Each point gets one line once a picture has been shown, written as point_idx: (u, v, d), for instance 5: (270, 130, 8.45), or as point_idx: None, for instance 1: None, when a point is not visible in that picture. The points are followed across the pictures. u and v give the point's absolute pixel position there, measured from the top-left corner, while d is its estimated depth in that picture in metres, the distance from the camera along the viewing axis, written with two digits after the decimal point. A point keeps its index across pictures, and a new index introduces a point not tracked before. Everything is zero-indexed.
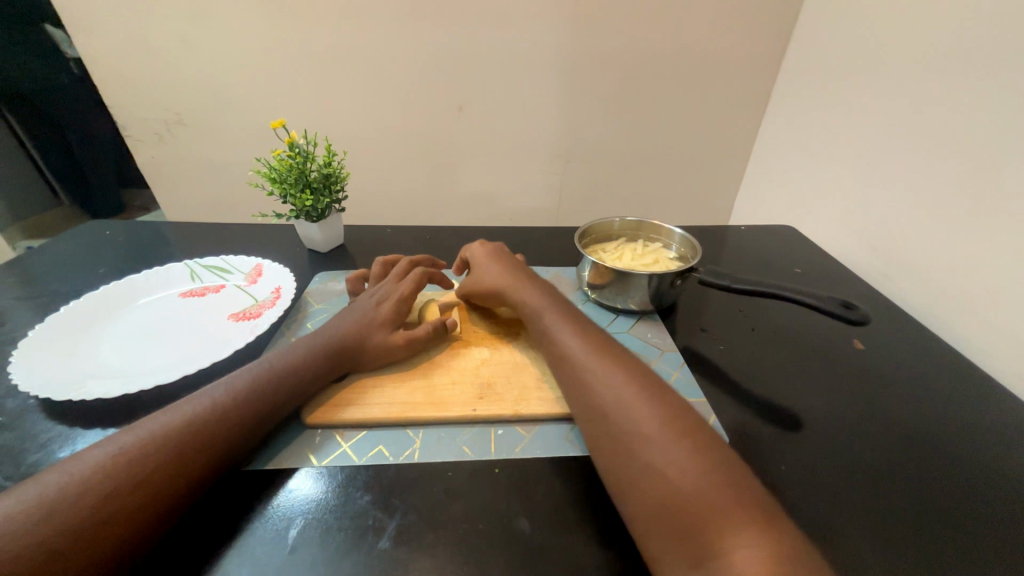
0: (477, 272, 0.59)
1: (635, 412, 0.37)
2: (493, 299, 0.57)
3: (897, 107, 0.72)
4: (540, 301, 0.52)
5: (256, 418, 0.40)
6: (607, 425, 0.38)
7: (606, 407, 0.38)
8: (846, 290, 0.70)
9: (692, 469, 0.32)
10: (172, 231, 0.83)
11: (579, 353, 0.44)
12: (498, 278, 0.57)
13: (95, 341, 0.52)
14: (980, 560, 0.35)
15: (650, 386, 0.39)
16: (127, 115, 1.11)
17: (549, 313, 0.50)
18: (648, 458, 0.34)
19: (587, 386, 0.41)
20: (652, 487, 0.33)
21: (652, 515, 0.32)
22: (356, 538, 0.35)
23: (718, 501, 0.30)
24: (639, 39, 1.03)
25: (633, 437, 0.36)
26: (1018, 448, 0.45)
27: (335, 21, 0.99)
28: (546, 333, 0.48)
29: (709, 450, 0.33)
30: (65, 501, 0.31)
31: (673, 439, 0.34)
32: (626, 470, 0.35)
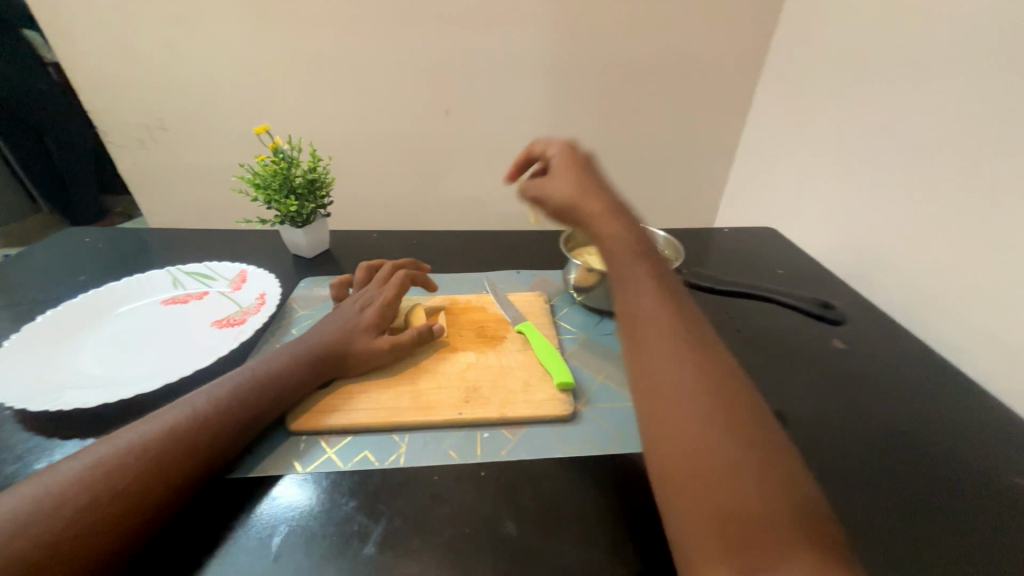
0: (551, 181, 0.52)
1: (709, 405, 0.33)
2: (563, 217, 0.51)
3: (875, 112, 0.74)
4: (620, 246, 0.46)
5: (238, 426, 0.39)
6: (673, 407, 0.34)
7: (677, 389, 0.35)
8: (828, 291, 0.72)
9: (759, 481, 0.29)
10: (154, 237, 0.82)
11: (653, 321, 0.39)
12: (572, 195, 0.49)
13: (73, 350, 0.51)
14: (954, 552, 0.36)
15: (732, 380, 0.35)
16: (107, 120, 1.10)
17: (626, 262, 0.44)
18: (713, 456, 0.31)
19: (652, 359, 0.37)
20: (708, 488, 0.30)
21: (698, 510, 0.30)
22: (341, 544, 0.35)
23: (781, 519, 0.28)
24: (625, 45, 1.04)
25: (699, 430, 0.32)
26: (990, 443, 0.46)
27: (322, 26, 0.99)
28: (622, 291, 0.43)
29: (781, 466, 0.30)
30: (42, 512, 0.30)
31: (746, 445, 0.31)
32: (682, 458, 0.32)
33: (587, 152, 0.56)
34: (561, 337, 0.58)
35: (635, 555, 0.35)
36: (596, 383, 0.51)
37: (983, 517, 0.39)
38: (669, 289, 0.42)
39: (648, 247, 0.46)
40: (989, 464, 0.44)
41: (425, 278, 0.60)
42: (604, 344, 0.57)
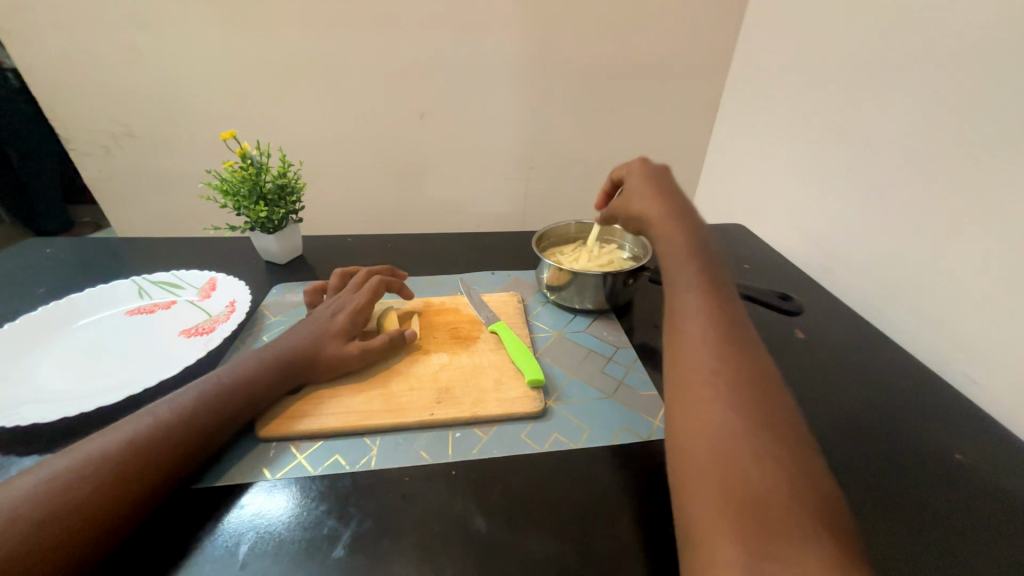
0: (627, 195, 0.56)
1: (740, 397, 0.33)
2: (636, 226, 0.56)
3: (835, 111, 0.77)
4: (678, 249, 0.47)
5: (202, 435, 0.39)
6: (704, 398, 0.34)
7: (712, 382, 0.35)
8: (791, 285, 0.74)
9: (784, 476, 0.29)
10: (119, 246, 0.80)
11: (696, 314, 0.40)
12: (644, 205, 0.53)
13: (32, 364, 0.50)
14: (908, 530, 0.38)
15: (770, 383, 0.35)
16: (68, 126, 1.07)
17: (680, 261, 0.46)
18: (740, 447, 0.31)
19: (690, 348, 0.38)
20: (730, 478, 0.30)
21: (716, 492, 0.30)
22: (311, 548, 0.35)
23: (801, 515, 0.27)
24: (597, 47, 1.06)
25: (727, 423, 0.32)
26: (939, 427, 0.49)
27: (293, 31, 0.98)
28: (672, 290, 0.44)
29: (810, 468, 0.30)
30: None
31: (775, 442, 0.31)
32: (707, 447, 0.32)
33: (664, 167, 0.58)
34: (534, 336, 0.59)
35: (602, 547, 0.35)
36: (568, 380, 0.52)
37: (923, 497, 0.41)
38: (720, 291, 0.42)
39: (704, 251, 0.47)
40: (936, 446, 0.47)
41: (399, 282, 0.60)
42: (576, 342, 0.58)
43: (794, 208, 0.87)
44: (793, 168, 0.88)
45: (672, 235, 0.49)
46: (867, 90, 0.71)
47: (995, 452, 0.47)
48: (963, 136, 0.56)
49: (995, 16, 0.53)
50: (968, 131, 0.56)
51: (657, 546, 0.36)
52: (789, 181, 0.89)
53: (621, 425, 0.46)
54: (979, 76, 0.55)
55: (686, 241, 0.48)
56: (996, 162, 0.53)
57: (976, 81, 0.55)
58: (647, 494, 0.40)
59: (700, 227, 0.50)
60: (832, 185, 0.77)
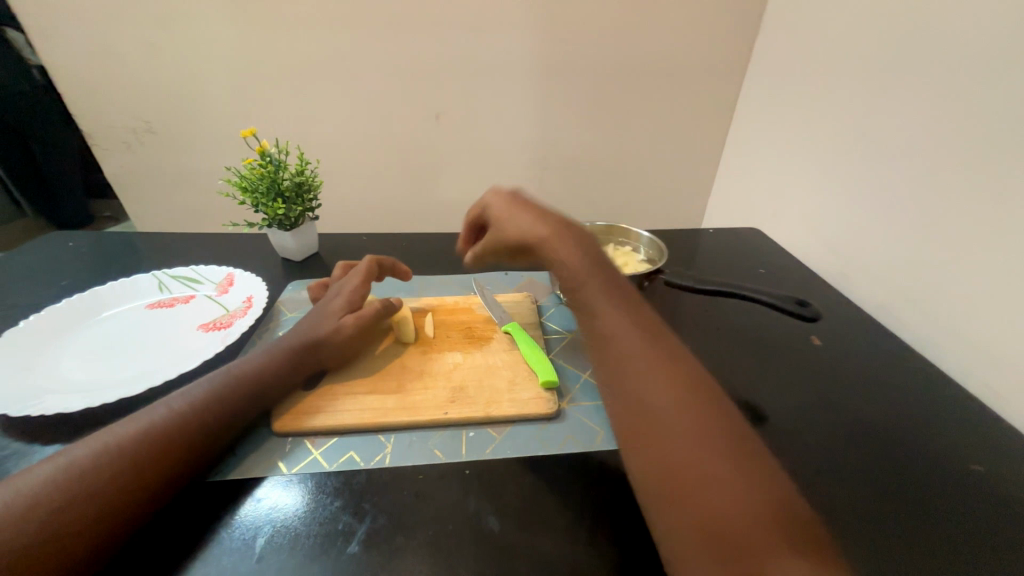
0: (499, 225, 0.52)
1: (690, 419, 0.34)
2: (515, 253, 0.52)
3: (854, 114, 0.76)
4: (577, 265, 0.45)
5: (217, 426, 0.40)
6: (656, 430, 0.34)
7: (659, 407, 0.35)
8: (807, 290, 0.73)
9: (746, 488, 0.30)
10: (140, 241, 0.82)
11: (623, 339, 0.39)
12: (518, 232, 0.50)
13: (55, 355, 0.51)
14: (931, 544, 0.37)
15: (704, 389, 0.36)
16: (92, 123, 1.09)
17: (585, 279, 0.44)
18: (701, 470, 0.31)
19: (628, 376, 0.37)
20: (699, 505, 0.30)
21: (688, 524, 0.30)
22: (325, 543, 0.35)
23: (770, 531, 0.28)
24: (612, 48, 1.06)
25: (683, 447, 0.32)
26: (963, 438, 0.48)
27: (310, 30, 0.99)
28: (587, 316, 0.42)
29: (762, 479, 0.31)
30: (12, 514, 0.30)
31: (728, 454, 0.32)
32: (671, 476, 0.32)
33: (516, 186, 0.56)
34: (547, 337, 0.59)
35: (613, 549, 0.35)
36: (580, 382, 0.52)
37: (937, 507, 0.40)
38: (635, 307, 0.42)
39: (602, 260, 0.46)
40: (951, 455, 0.46)
41: (391, 263, 0.62)
42: None
43: (811, 213, 0.86)
44: (809, 173, 0.87)
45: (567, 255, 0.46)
46: (884, 94, 0.70)
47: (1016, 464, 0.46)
48: (989, 141, 0.55)
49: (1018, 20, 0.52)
50: (991, 137, 0.55)
51: None
52: (806, 185, 0.88)
53: None
54: (1001, 82, 0.54)
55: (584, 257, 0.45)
56: (1018, 168, 0.52)
57: (1000, 86, 0.54)
58: None
59: (584, 234, 0.49)
60: (849, 190, 0.76)
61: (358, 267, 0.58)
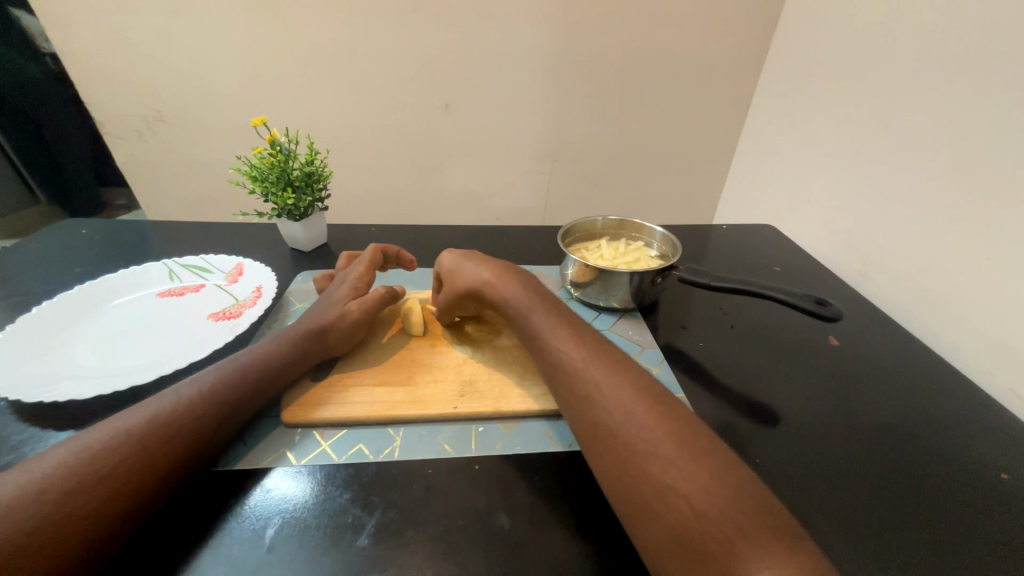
0: (452, 273, 0.54)
1: (642, 422, 0.35)
2: (477, 300, 0.53)
3: (876, 108, 0.74)
4: (525, 297, 0.48)
5: (227, 412, 0.40)
6: (614, 443, 0.35)
7: (612, 418, 0.36)
8: (824, 288, 0.72)
9: (704, 484, 0.30)
10: (151, 229, 0.82)
11: (572, 361, 0.41)
12: (473, 277, 0.52)
13: (68, 342, 0.51)
14: (951, 550, 0.36)
15: (652, 395, 0.37)
16: (104, 111, 1.09)
17: (534, 308, 0.47)
18: (659, 472, 0.32)
19: (584, 396, 0.38)
20: (664, 510, 0.30)
21: (659, 528, 0.30)
22: (334, 536, 0.35)
23: (730, 519, 0.29)
24: (625, 39, 1.03)
25: (640, 455, 0.33)
26: (984, 442, 0.47)
27: (318, 17, 0.97)
28: (541, 343, 0.44)
29: (717, 467, 0.31)
30: (24, 496, 0.30)
31: (682, 453, 0.32)
32: (634, 487, 0.32)
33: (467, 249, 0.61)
34: None
35: (624, 550, 0.35)
36: None
37: (961, 513, 0.39)
38: (581, 329, 0.44)
39: (546, 293, 0.49)
40: (977, 463, 0.44)
41: (395, 251, 0.62)
42: None
43: (829, 210, 0.84)
44: (828, 168, 0.84)
45: (514, 293, 0.49)
46: (910, 87, 0.67)
47: None
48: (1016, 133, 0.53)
49: None
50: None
51: None
52: (823, 181, 0.86)
53: None
54: None
55: (529, 291, 0.49)
56: None
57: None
58: None
59: (529, 275, 0.52)
60: (870, 185, 0.74)
61: (362, 257, 0.58)
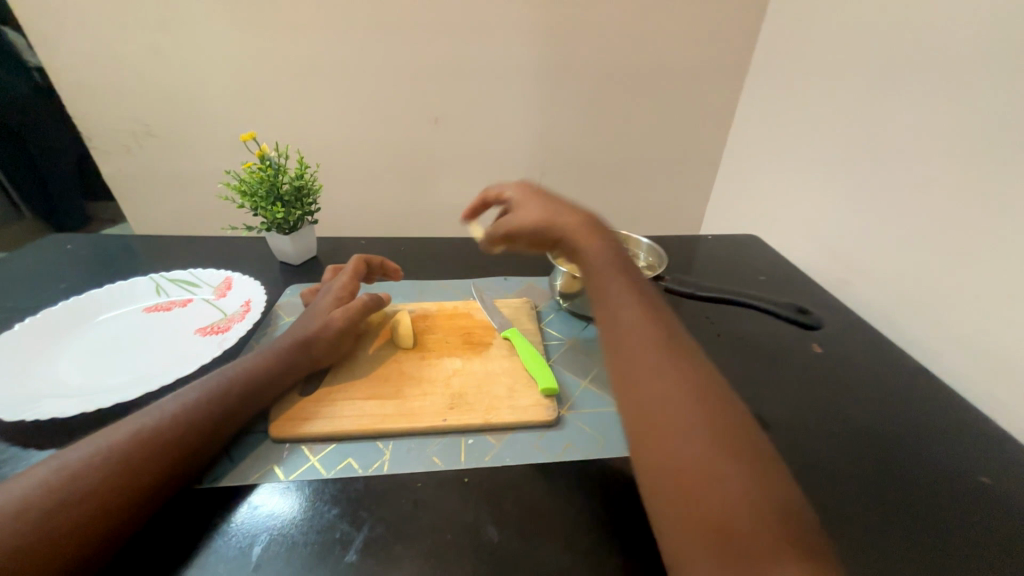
0: (526, 209, 0.52)
1: (700, 417, 0.34)
2: (546, 245, 0.52)
3: (853, 122, 0.76)
4: (602, 263, 0.46)
5: (213, 426, 0.40)
6: (665, 427, 0.35)
7: (670, 404, 0.35)
8: (808, 297, 0.73)
9: (747, 486, 0.31)
10: (139, 243, 0.81)
11: (637, 337, 0.40)
12: (550, 220, 0.50)
13: (51, 359, 0.51)
14: (935, 555, 0.37)
15: (713, 387, 0.37)
16: (93, 125, 1.09)
17: (608, 275, 0.45)
18: (708, 470, 0.32)
19: (641, 374, 0.38)
20: (701, 499, 0.31)
21: (696, 523, 0.30)
22: (323, 551, 0.35)
23: (772, 534, 0.29)
24: (612, 54, 1.06)
25: (690, 445, 0.33)
26: (964, 446, 0.48)
27: (310, 32, 0.99)
28: (607, 312, 0.43)
29: (768, 482, 0.31)
30: (4, 517, 0.30)
31: (731, 451, 0.32)
32: (673, 468, 0.33)
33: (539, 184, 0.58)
34: (547, 342, 0.58)
35: (616, 559, 0.35)
36: (581, 389, 0.51)
37: (945, 518, 0.40)
38: (652, 306, 0.43)
39: (624, 256, 0.47)
40: (959, 468, 0.45)
41: (379, 261, 0.63)
42: (588, 349, 0.57)
43: (813, 220, 0.85)
44: (810, 179, 0.87)
45: (592, 253, 0.47)
46: (885, 101, 0.70)
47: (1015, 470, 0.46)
48: (991, 143, 0.55)
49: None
50: (999, 140, 0.55)
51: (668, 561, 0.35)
52: (806, 191, 0.88)
53: None
54: (1012, 87, 0.54)
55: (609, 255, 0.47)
56: None
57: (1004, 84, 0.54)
58: None
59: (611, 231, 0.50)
60: (852, 195, 0.76)
61: (346, 267, 0.59)
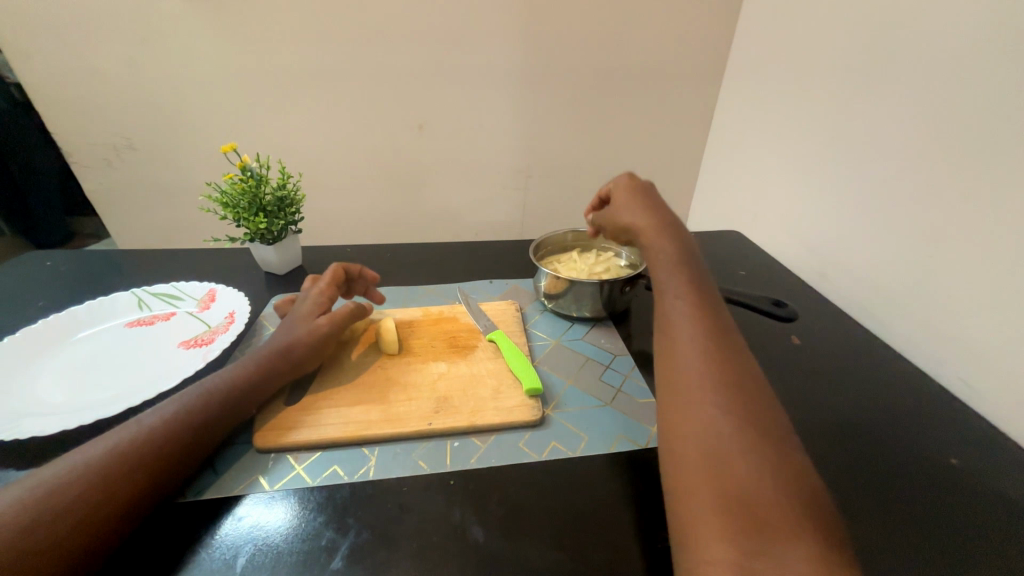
0: (618, 208, 0.57)
1: (730, 395, 0.35)
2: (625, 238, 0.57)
3: (826, 116, 0.78)
4: (671, 257, 0.48)
5: (194, 437, 0.40)
6: (694, 398, 0.36)
7: (704, 378, 0.37)
8: (788, 291, 0.74)
9: (766, 478, 0.30)
10: (119, 257, 0.80)
11: (683, 320, 0.41)
12: (634, 220, 0.54)
13: (29, 377, 0.50)
14: (910, 544, 0.38)
15: (756, 389, 0.36)
16: (71, 140, 1.08)
17: (670, 266, 0.47)
18: (729, 442, 0.32)
19: (679, 351, 0.39)
20: (719, 479, 0.31)
21: (711, 487, 0.31)
22: (309, 560, 0.35)
23: (789, 509, 0.29)
24: (591, 56, 1.07)
25: (716, 417, 0.34)
26: (937, 432, 0.49)
27: (290, 42, 0.99)
28: (661, 296, 0.45)
29: (792, 465, 0.31)
30: None
31: (760, 449, 0.32)
32: (697, 451, 0.33)
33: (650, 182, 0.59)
34: (532, 344, 0.59)
35: (602, 554, 0.36)
36: (566, 388, 0.52)
37: (921, 507, 0.41)
38: (706, 295, 0.44)
39: (692, 254, 0.49)
40: (930, 452, 0.47)
41: (358, 270, 0.61)
42: (572, 349, 0.58)
43: (792, 214, 0.87)
44: (786, 175, 0.89)
45: (663, 247, 0.50)
46: (857, 96, 0.71)
47: (986, 453, 0.47)
48: (953, 135, 0.57)
49: (981, 22, 0.54)
50: (961, 131, 0.56)
51: (652, 555, 0.36)
52: (783, 187, 0.89)
53: (619, 433, 0.46)
54: (970, 80, 0.55)
55: (676, 249, 0.49)
56: (997, 166, 0.52)
57: (963, 75, 0.56)
58: (649, 501, 0.40)
59: (684, 233, 0.52)
60: (828, 189, 0.77)
61: (324, 274, 0.59)
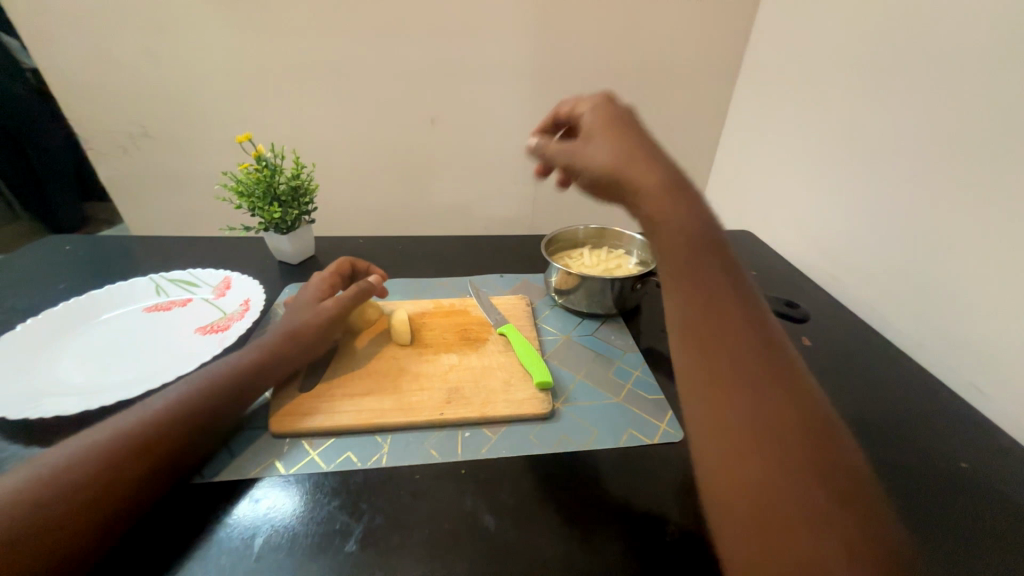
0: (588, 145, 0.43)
1: (767, 411, 0.31)
2: (604, 192, 0.42)
3: (841, 117, 0.77)
4: (683, 228, 0.38)
5: (207, 419, 0.41)
6: (727, 417, 0.32)
7: (737, 392, 0.32)
8: (800, 293, 0.74)
9: (819, 515, 0.27)
10: (136, 244, 0.82)
11: (706, 318, 0.35)
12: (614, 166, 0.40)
13: (50, 359, 0.52)
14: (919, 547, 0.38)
15: (796, 397, 0.32)
16: (88, 128, 1.09)
17: (683, 242, 0.38)
18: (774, 472, 0.29)
19: (704, 358, 0.34)
20: (766, 519, 0.28)
21: (758, 526, 0.28)
22: (323, 542, 0.36)
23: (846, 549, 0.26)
24: (603, 52, 1.07)
25: (756, 440, 0.30)
26: (948, 437, 0.49)
27: (303, 32, 0.99)
28: (674, 285, 0.38)
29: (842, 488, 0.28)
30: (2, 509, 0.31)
31: (807, 482, 0.28)
32: (737, 483, 0.30)
33: (629, 109, 0.46)
34: (542, 338, 0.59)
35: (611, 545, 0.36)
36: (576, 383, 0.52)
37: (932, 511, 0.41)
38: (729, 281, 0.37)
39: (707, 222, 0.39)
40: (939, 455, 0.47)
41: (365, 266, 0.63)
42: (582, 345, 0.58)
43: (805, 216, 0.86)
44: (800, 175, 0.88)
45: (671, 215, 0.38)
46: (872, 97, 0.71)
47: (998, 460, 0.47)
48: (969, 138, 0.56)
49: (1000, 22, 0.53)
50: (977, 134, 0.55)
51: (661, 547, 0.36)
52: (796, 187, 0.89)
53: (629, 428, 0.47)
54: (989, 83, 0.54)
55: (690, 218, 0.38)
56: (1010, 172, 0.52)
57: (980, 77, 0.55)
58: (658, 495, 0.40)
59: (697, 194, 0.40)
60: (841, 191, 0.77)
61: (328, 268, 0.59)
